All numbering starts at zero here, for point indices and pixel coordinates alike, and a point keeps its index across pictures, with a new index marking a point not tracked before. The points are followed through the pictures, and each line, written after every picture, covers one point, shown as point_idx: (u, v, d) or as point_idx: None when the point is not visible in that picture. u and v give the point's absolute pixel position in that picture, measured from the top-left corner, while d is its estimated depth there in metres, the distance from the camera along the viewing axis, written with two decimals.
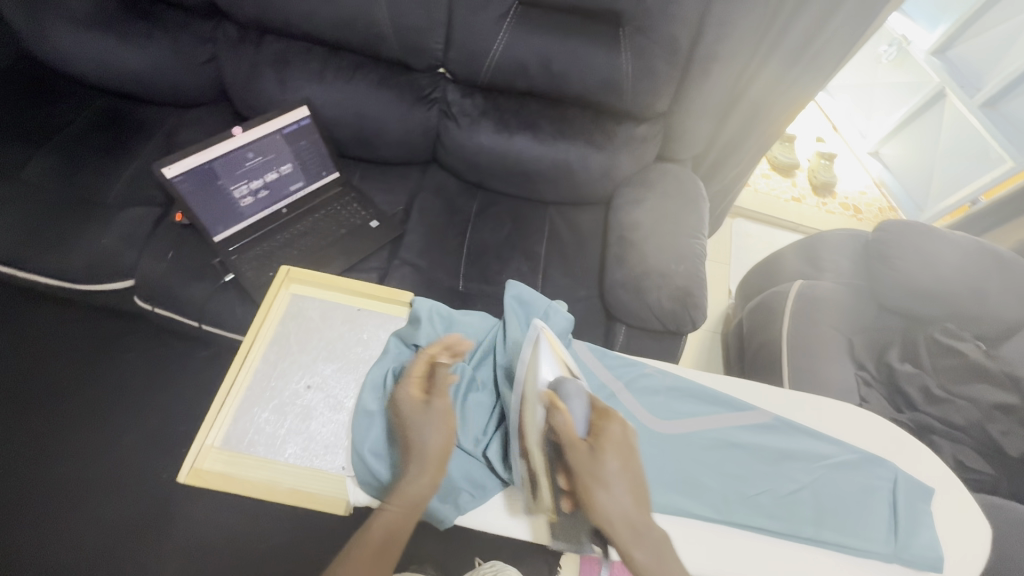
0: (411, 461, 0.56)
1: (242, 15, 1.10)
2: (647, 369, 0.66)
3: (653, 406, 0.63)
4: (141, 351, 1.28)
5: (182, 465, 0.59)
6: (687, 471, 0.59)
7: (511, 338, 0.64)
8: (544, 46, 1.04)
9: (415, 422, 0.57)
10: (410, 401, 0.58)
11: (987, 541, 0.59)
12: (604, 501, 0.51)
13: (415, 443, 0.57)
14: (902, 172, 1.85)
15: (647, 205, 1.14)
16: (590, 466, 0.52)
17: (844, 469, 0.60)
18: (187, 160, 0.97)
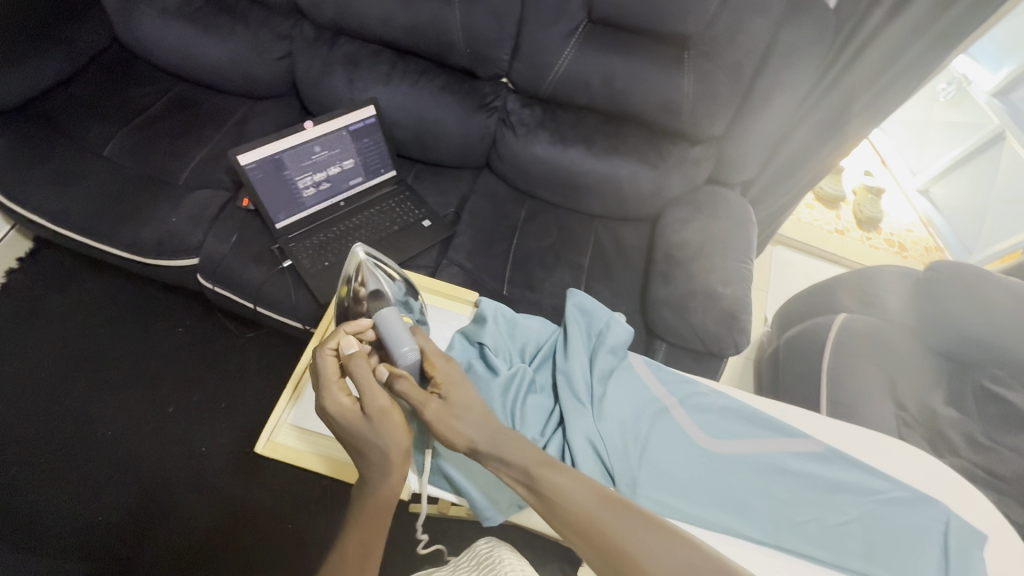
0: (371, 466, 0.56)
1: (321, 17, 1.16)
2: (701, 388, 0.67)
3: (705, 424, 0.64)
4: (192, 327, 1.33)
5: (262, 436, 0.69)
6: (736, 493, 0.60)
7: (573, 344, 0.66)
8: (608, 64, 1.07)
9: (365, 430, 0.56)
10: (346, 409, 0.57)
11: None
12: (464, 431, 0.57)
13: (375, 451, 0.56)
14: (952, 213, 1.82)
15: (695, 226, 1.15)
16: (440, 409, 0.58)
17: (895, 504, 0.60)
18: (261, 149, 1.02)
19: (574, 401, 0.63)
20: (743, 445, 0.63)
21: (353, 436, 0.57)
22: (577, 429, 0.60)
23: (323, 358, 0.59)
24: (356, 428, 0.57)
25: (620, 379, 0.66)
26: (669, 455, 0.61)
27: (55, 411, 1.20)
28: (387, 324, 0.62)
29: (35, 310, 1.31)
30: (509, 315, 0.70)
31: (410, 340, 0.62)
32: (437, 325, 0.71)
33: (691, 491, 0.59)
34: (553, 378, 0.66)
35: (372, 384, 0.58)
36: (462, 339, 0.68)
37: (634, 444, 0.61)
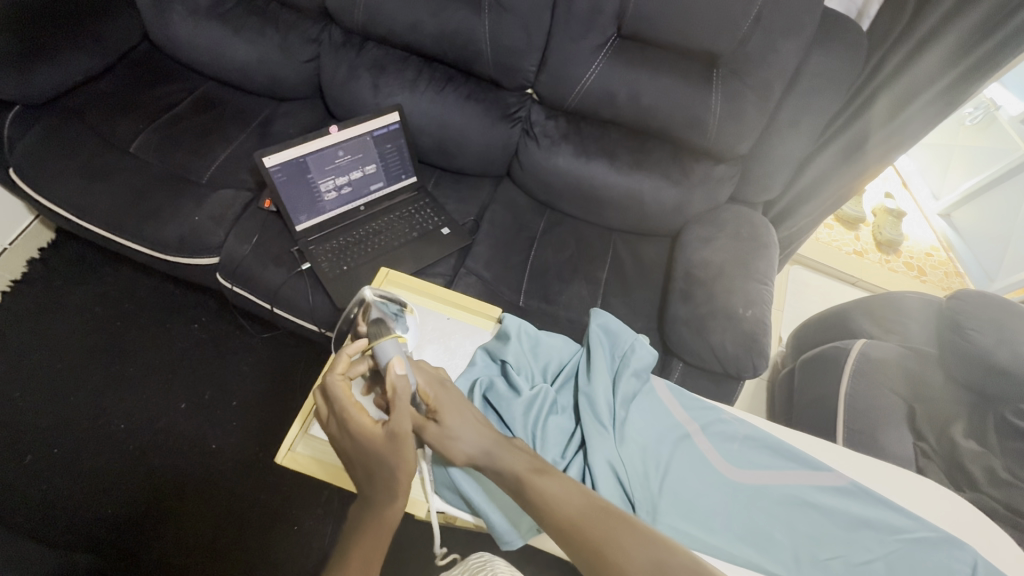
0: (379, 488, 0.55)
1: (350, 22, 1.16)
2: (723, 415, 0.66)
3: (726, 453, 0.63)
4: (208, 324, 1.34)
5: (281, 446, 0.62)
6: (759, 526, 0.59)
7: (597, 366, 0.65)
8: (636, 79, 1.06)
9: (377, 452, 0.55)
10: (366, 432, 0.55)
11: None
12: (463, 448, 0.58)
13: (384, 474, 0.54)
14: (974, 238, 1.79)
15: (716, 244, 1.14)
16: (439, 432, 0.58)
17: (921, 543, 0.59)
18: (285, 152, 1.03)
19: (595, 424, 0.62)
20: (766, 475, 0.62)
21: (364, 458, 0.55)
22: (599, 453, 0.60)
23: (335, 382, 0.57)
24: (369, 451, 0.55)
25: (641, 402, 0.65)
26: (691, 484, 0.60)
27: (70, 403, 1.21)
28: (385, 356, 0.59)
29: (54, 301, 1.32)
30: (532, 333, 0.69)
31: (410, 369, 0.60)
32: (461, 341, 0.70)
33: (713, 522, 0.58)
34: (574, 399, 0.65)
35: (399, 405, 0.55)
36: (485, 355, 0.68)
37: (655, 470, 0.61)
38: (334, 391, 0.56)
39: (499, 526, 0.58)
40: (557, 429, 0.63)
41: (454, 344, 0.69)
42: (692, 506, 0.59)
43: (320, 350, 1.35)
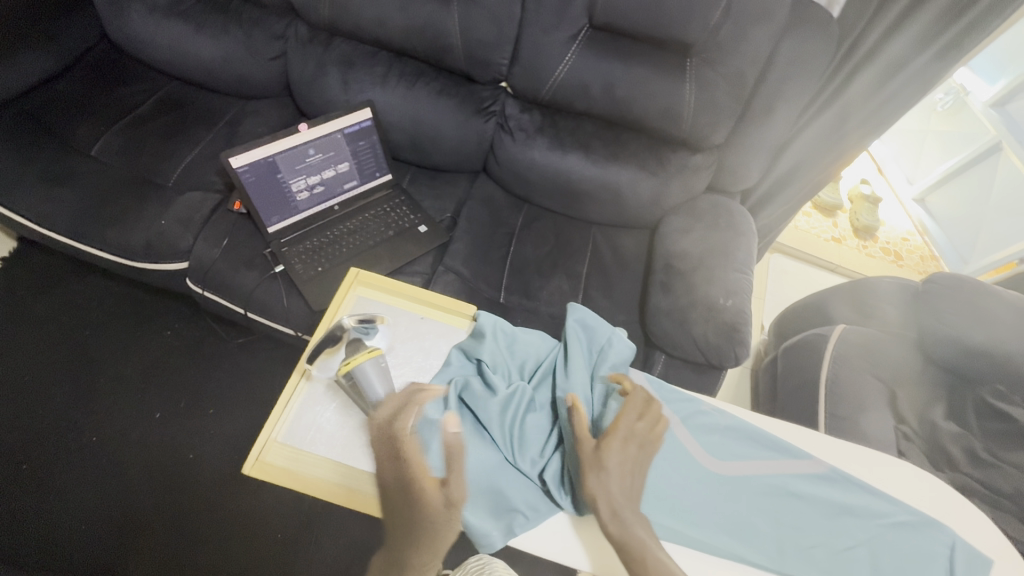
0: (421, 543, 0.49)
1: (316, 17, 1.13)
2: (702, 406, 0.66)
3: (710, 446, 0.62)
4: (180, 332, 1.30)
5: (247, 456, 0.57)
6: (746, 519, 0.58)
7: (575, 360, 0.64)
8: (609, 70, 1.05)
9: (419, 497, 0.51)
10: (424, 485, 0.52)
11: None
12: (605, 487, 0.53)
13: (429, 534, 0.50)
14: (948, 222, 1.82)
15: (695, 235, 1.14)
16: (590, 462, 0.54)
17: (902, 525, 0.59)
18: (254, 151, 0.99)
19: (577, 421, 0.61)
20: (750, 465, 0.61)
21: (410, 517, 0.50)
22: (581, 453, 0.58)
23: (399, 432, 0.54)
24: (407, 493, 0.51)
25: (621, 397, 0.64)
26: (676, 478, 0.59)
27: (37, 418, 1.16)
28: (364, 374, 0.59)
29: (16, 313, 1.27)
30: (508, 330, 0.68)
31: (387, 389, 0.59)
32: (435, 340, 0.68)
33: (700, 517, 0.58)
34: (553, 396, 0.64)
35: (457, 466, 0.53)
36: (460, 354, 0.66)
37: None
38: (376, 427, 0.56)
39: (479, 528, 0.54)
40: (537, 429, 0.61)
41: (428, 344, 0.68)
42: (677, 502, 0.58)
43: (298, 354, 1.32)
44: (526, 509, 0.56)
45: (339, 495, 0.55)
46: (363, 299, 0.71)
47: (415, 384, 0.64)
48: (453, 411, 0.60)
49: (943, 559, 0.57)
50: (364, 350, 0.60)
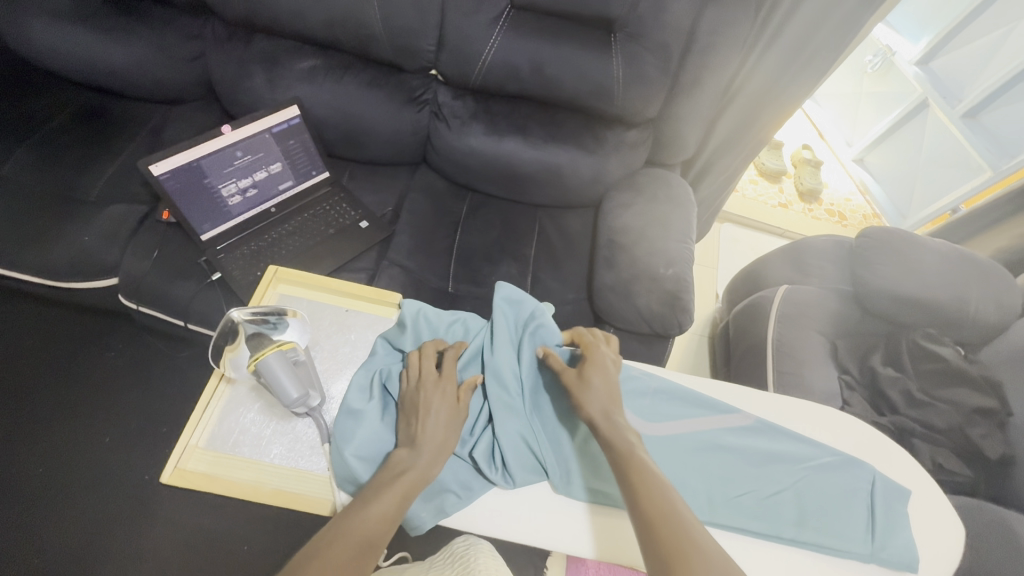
0: (427, 446, 0.55)
1: (232, 14, 1.10)
2: (634, 370, 0.67)
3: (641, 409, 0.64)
4: (123, 351, 1.25)
5: (165, 465, 0.55)
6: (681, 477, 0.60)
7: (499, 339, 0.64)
8: (535, 50, 1.05)
9: (427, 425, 0.56)
10: (446, 398, 0.58)
11: (960, 540, 0.61)
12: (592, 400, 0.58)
13: (437, 439, 0.56)
14: (885, 179, 1.88)
15: (636, 209, 1.15)
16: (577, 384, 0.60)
17: (826, 470, 0.62)
18: (173, 158, 0.94)
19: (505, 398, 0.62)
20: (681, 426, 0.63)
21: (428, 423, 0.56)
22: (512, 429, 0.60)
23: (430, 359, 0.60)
24: (420, 417, 0.56)
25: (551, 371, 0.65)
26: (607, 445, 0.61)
27: None
28: (271, 371, 0.56)
29: None
30: (432, 314, 0.67)
31: (299, 386, 0.57)
32: (361, 332, 0.68)
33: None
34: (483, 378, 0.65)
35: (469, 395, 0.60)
36: (385, 344, 0.66)
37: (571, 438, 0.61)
38: (414, 357, 0.61)
39: (409, 512, 0.56)
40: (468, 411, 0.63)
41: (354, 336, 0.67)
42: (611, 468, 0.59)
43: None
44: (458, 489, 0.57)
45: (266, 496, 0.54)
46: (285, 296, 0.70)
47: (343, 377, 0.64)
48: (376, 402, 0.60)
49: (863, 497, 0.60)
50: (275, 342, 0.58)
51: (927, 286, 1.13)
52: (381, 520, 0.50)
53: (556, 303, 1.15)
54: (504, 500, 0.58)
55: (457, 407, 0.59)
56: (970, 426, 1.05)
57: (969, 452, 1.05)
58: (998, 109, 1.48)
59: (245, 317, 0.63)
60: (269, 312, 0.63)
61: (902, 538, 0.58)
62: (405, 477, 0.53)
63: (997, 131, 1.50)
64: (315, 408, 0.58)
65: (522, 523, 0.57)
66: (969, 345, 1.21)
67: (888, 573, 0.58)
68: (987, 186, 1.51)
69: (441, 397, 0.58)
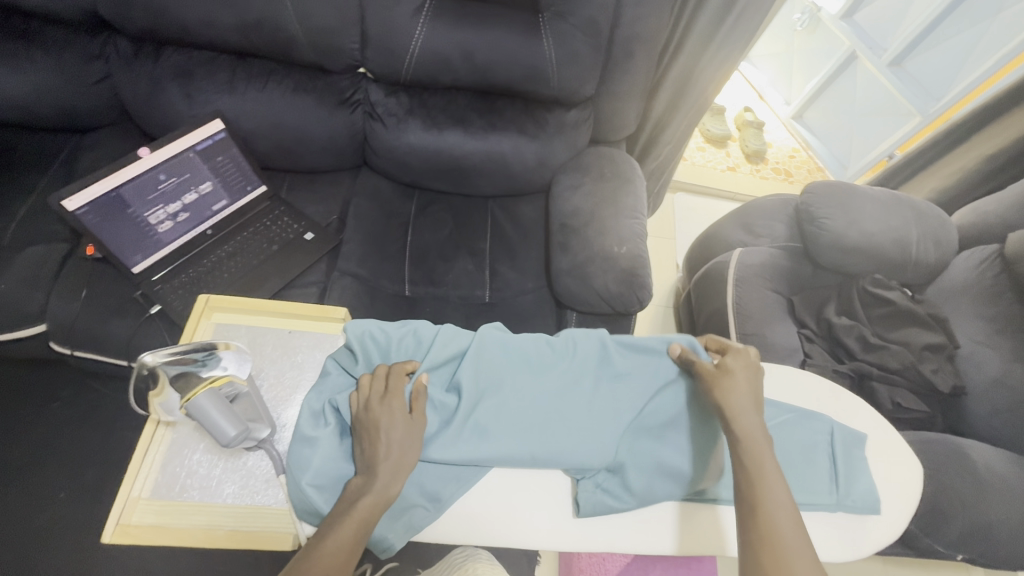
0: (382, 466, 0.54)
1: (134, 28, 1.03)
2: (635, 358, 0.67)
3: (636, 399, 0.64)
4: (69, 399, 1.16)
5: (107, 522, 0.54)
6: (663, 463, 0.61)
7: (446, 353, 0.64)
8: (464, 38, 1.01)
9: (381, 444, 0.55)
10: (396, 412, 0.56)
11: (919, 476, 0.64)
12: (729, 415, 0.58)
13: (392, 456, 0.54)
14: (823, 134, 1.94)
15: (584, 189, 1.14)
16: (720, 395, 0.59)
17: (788, 428, 0.63)
18: (91, 188, 0.87)
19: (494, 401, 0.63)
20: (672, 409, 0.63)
21: (383, 441, 0.55)
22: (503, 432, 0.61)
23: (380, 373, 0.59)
24: (372, 436, 0.55)
25: (547, 368, 0.66)
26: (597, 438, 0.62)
27: None
28: (203, 410, 0.53)
29: None
30: (381, 331, 0.65)
31: (237, 421, 0.54)
32: (308, 352, 0.67)
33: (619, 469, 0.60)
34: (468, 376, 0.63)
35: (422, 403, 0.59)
36: (336, 365, 0.64)
37: (564, 434, 0.62)
38: (362, 380, 0.59)
39: (377, 535, 0.56)
40: (439, 414, 0.62)
41: (301, 358, 0.66)
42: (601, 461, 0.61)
43: None
44: (426, 501, 0.58)
45: (220, 539, 0.54)
46: (222, 325, 0.68)
47: (294, 403, 0.63)
48: (332, 427, 0.58)
49: (825, 448, 0.63)
50: (207, 380, 0.55)
51: (870, 234, 1.17)
52: (341, 548, 0.49)
53: (516, 294, 1.15)
54: (477, 503, 0.59)
55: (410, 423, 0.57)
56: (922, 363, 1.10)
57: (923, 388, 1.10)
58: (922, 54, 1.53)
59: (164, 359, 0.57)
60: (197, 345, 0.58)
61: (864, 483, 0.61)
62: (364, 501, 0.52)
63: (922, 75, 1.55)
64: (265, 440, 0.57)
65: (498, 523, 0.59)
66: (914, 286, 1.26)
67: (854, 519, 0.60)
68: (918, 130, 1.56)
69: (398, 415, 0.57)
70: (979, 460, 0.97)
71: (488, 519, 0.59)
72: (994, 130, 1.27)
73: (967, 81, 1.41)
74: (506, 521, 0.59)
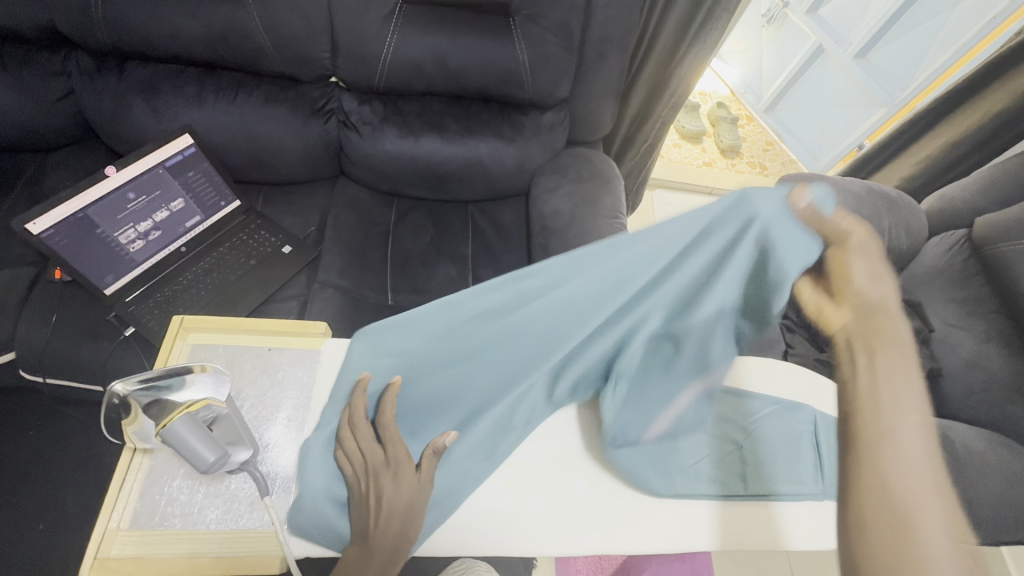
0: (382, 539, 0.54)
1: (95, 44, 1.00)
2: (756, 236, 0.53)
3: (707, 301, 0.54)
4: (43, 427, 1.12)
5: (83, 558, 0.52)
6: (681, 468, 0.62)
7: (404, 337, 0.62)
8: (435, 44, 1.00)
9: (384, 515, 0.54)
10: (401, 479, 0.56)
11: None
12: (860, 286, 0.50)
13: (394, 527, 0.54)
14: (796, 127, 1.96)
15: (564, 191, 1.14)
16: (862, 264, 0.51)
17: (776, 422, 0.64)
18: (56, 211, 0.84)
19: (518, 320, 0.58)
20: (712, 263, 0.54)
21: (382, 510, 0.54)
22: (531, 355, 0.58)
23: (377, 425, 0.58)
24: (375, 500, 0.55)
25: (602, 272, 0.56)
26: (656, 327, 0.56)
27: None
28: (179, 437, 0.52)
29: None
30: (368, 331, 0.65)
31: (216, 446, 0.53)
32: (290, 369, 0.66)
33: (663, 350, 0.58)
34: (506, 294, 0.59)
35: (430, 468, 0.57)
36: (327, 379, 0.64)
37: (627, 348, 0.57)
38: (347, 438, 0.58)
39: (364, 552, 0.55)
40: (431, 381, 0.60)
41: (282, 375, 0.65)
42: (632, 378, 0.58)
43: None
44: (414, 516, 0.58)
45: (204, 567, 0.53)
46: (199, 345, 0.67)
47: (278, 422, 0.62)
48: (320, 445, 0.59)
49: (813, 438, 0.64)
50: (183, 406, 0.53)
51: None
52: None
53: None
54: (464, 516, 0.59)
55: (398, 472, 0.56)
56: None
57: None
58: (886, 45, 1.55)
59: (133, 390, 0.54)
60: (168, 371, 0.55)
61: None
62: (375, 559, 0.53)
63: (887, 66, 1.56)
64: (247, 461, 0.56)
65: (487, 531, 0.58)
66: None
67: None
68: (886, 120, 1.56)
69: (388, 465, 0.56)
70: (959, 440, 1.00)
71: (476, 529, 0.58)
72: (959, 119, 1.30)
73: (928, 72, 1.42)
74: (497, 527, 0.58)
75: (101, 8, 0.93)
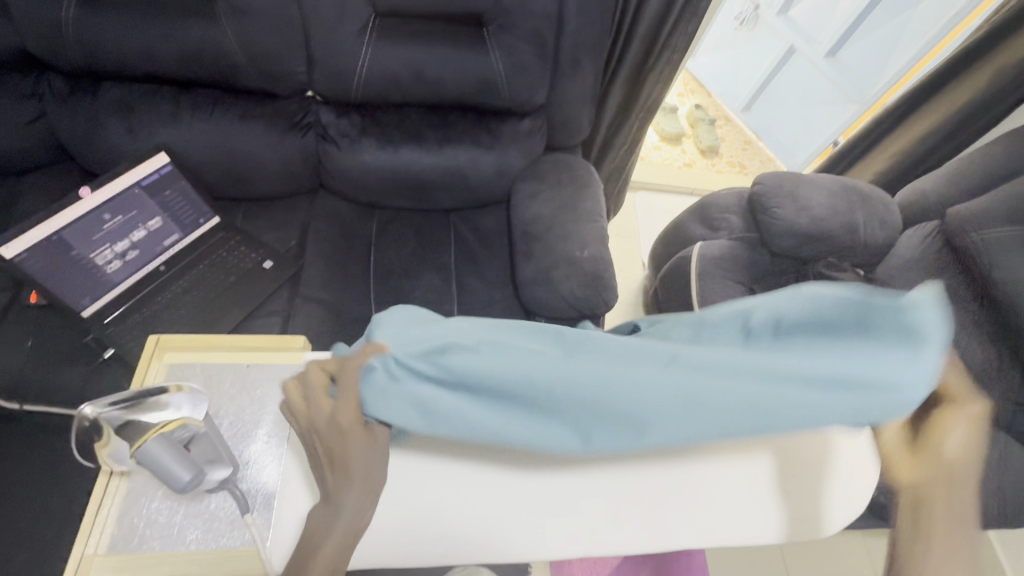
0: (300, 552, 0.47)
1: (67, 65, 0.99)
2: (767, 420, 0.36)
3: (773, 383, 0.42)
4: (17, 458, 1.08)
5: None
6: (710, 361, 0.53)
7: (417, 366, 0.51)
8: (412, 55, 1.00)
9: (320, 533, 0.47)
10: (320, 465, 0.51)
11: None
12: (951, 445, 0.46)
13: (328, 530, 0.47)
14: (772, 124, 1.98)
15: (543, 196, 1.15)
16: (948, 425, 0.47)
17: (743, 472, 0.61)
18: (29, 234, 0.83)
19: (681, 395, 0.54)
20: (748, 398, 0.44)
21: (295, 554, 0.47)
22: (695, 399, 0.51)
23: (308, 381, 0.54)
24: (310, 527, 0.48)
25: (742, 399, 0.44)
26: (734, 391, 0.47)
27: None
28: (155, 458, 0.51)
29: None
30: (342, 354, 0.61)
31: (192, 466, 0.53)
32: (267, 386, 0.65)
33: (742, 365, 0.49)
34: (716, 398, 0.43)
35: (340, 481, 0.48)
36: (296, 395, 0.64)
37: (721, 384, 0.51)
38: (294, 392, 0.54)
39: None
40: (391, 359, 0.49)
41: (261, 393, 0.65)
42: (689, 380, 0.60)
43: None
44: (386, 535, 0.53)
45: None
46: (175, 365, 0.66)
47: (249, 443, 0.62)
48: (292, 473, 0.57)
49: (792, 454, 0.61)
50: (158, 425, 0.52)
51: (821, 220, 1.22)
52: None
53: (484, 304, 1.15)
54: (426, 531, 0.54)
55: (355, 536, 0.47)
56: None
57: None
58: (853, 47, 1.60)
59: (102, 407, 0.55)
60: (140, 389, 0.56)
61: None
62: None
63: (856, 66, 1.62)
64: (227, 479, 0.56)
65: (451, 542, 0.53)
66: (867, 265, 1.31)
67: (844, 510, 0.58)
68: (859, 116, 1.65)
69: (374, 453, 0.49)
70: None
71: (434, 536, 0.54)
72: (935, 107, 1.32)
73: (898, 67, 1.49)
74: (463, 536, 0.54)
75: (73, 29, 0.92)
